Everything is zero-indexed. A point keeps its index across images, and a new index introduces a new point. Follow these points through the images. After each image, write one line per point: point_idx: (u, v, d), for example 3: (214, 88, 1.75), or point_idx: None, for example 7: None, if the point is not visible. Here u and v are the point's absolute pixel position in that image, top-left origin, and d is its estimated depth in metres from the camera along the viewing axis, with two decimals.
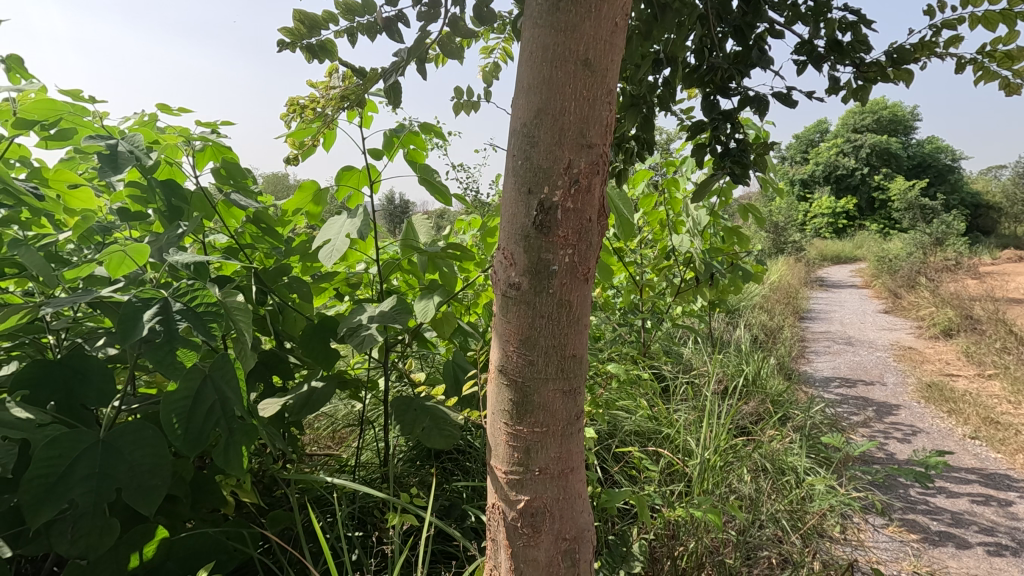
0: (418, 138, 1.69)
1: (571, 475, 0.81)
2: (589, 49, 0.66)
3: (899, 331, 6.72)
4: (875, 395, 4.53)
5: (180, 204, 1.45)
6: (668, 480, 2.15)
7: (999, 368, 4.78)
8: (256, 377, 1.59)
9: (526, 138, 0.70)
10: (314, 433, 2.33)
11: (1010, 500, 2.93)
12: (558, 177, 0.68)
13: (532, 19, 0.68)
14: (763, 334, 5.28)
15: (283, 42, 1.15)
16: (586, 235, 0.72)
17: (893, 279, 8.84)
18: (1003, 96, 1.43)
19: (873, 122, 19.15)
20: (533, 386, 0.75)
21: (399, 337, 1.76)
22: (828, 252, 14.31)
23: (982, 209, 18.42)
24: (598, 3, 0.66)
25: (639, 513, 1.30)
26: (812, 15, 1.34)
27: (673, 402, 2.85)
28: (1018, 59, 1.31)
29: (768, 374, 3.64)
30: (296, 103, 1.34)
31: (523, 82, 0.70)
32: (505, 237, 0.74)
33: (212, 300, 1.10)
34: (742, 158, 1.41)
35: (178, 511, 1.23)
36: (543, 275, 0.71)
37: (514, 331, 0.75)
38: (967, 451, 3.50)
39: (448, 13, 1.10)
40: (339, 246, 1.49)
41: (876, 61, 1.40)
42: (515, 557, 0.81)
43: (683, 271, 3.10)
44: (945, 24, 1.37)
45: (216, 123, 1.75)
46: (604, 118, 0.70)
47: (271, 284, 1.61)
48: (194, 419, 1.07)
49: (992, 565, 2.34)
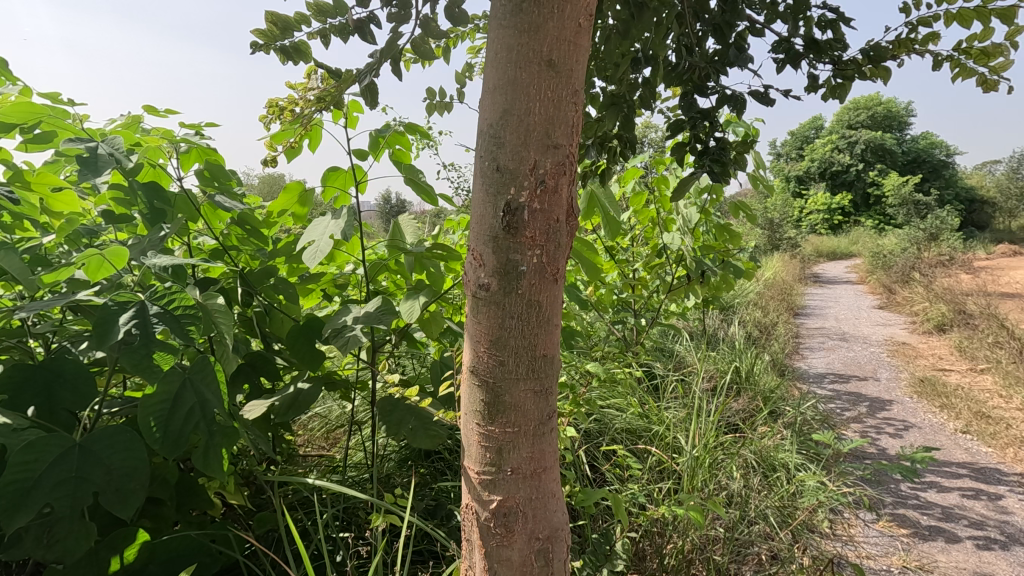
0: (403, 138, 1.69)
1: (544, 474, 0.80)
2: (552, 50, 0.66)
3: (894, 327, 6.75)
4: (868, 390, 4.55)
5: (163, 206, 1.45)
6: (657, 477, 2.16)
7: (991, 363, 4.79)
8: (242, 379, 1.57)
9: (492, 139, 0.70)
10: (307, 433, 2.34)
11: (999, 494, 2.95)
12: (524, 177, 0.68)
13: (496, 21, 0.68)
14: (757, 330, 5.32)
15: (256, 45, 1.14)
16: (554, 235, 0.72)
17: (888, 275, 8.88)
18: (981, 93, 1.42)
19: (867, 118, 19.19)
20: (504, 386, 0.75)
21: (386, 338, 1.77)
22: (824, 249, 14.36)
23: (977, 204, 18.49)
24: (560, 4, 0.66)
25: (619, 512, 1.29)
26: (790, 13, 1.32)
27: (664, 399, 2.88)
28: (995, 56, 1.29)
29: (761, 370, 3.65)
30: (276, 105, 1.36)
31: (489, 83, 0.70)
32: (475, 239, 0.74)
33: (190, 304, 1.09)
34: (721, 157, 1.37)
35: (162, 514, 1.24)
36: (512, 276, 0.72)
37: (484, 331, 0.75)
38: (957, 446, 3.52)
39: (420, 14, 1.09)
40: (323, 247, 1.49)
41: (854, 60, 1.38)
42: (489, 557, 0.81)
43: (674, 269, 3.13)
44: (921, 22, 1.35)
45: (200, 124, 1.75)
46: (570, 119, 0.70)
47: (257, 285, 1.63)
48: (172, 421, 1.06)
49: (981, 559, 2.36)
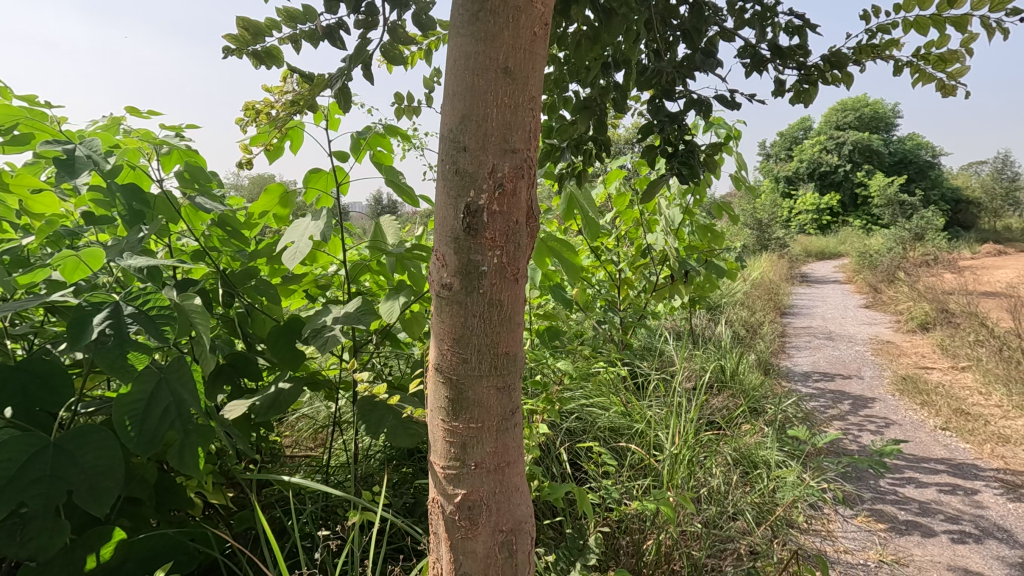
0: (384, 139, 1.71)
1: (507, 468, 0.83)
2: (508, 57, 0.69)
3: (879, 327, 6.84)
4: (852, 389, 4.61)
5: (141, 208, 1.46)
6: (638, 474, 2.19)
7: (971, 360, 4.87)
8: (223, 380, 1.57)
9: (453, 143, 0.72)
10: (294, 434, 2.36)
11: (975, 489, 3.02)
12: (482, 181, 0.71)
13: (455, 28, 0.71)
14: (743, 330, 5.37)
15: (228, 50, 1.15)
16: (514, 237, 0.75)
17: (873, 275, 8.99)
18: (940, 98, 1.45)
19: (854, 119, 19.37)
20: (467, 383, 0.78)
21: (368, 338, 1.80)
22: (813, 249, 14.50)
23: (962, 205, 18.74)
24: (515, 14, 0.68)
25: (584, 506, 1.30)
26: (757, 19, 1.35)
27: (647, 397, 2.91)
28: (951, 62, 1.32)
29: (746, 369, 3.69)
30: (252, 108, 1.38)
31: (449, 89, 0.72)
32: (438, 241, 0.77)
33: (164, 304, 1.10)
34: (690, 159, 1.39)
35: (141, 513, 1.25)
36: (473, 276, 0.74)
37: (448, 330, 0.77)
38: (937, 442, 3.58)
39: (387, 21, 1.11)
40: (302, 248, 1.51)
41: (816, 66, 1.40)
42: (455, 549, 0.83)
43: (659, 270, 3.17)
44: (880, 28, 1.38)
45: (180, 125, 1.76)
46: (527, 123, 0.72)
47: (239, 286, 1.64)
48: (147, 421, 1.07)
49: (955, 552, 2.40)
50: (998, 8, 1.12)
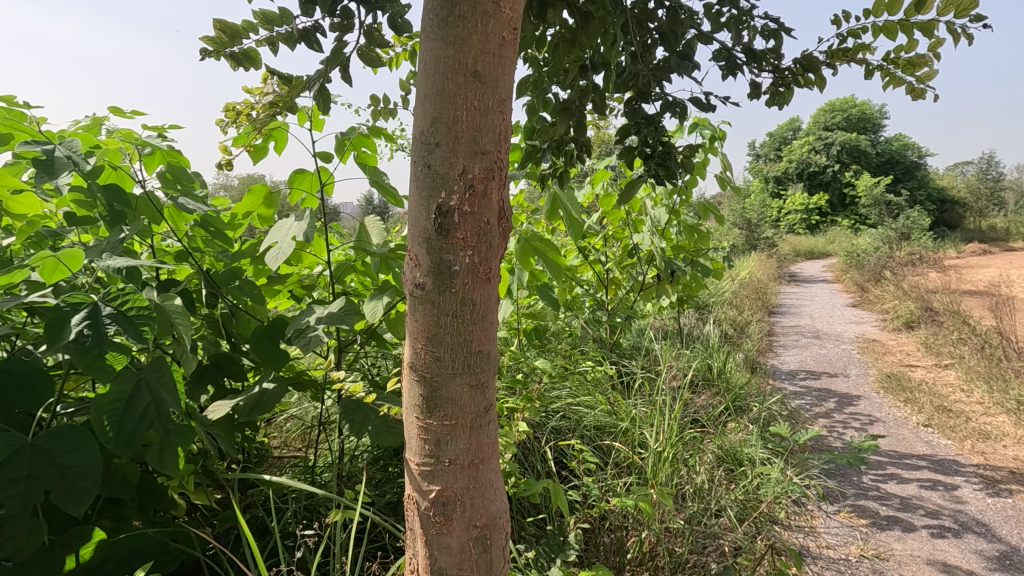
0: (368, 140, 1.72)
1: (482, 465, 0.84)
2: (477, 61, 0.70)
3: (864, 325, 6.93)
4: (837, 387, 4.67)
5: (123, 209, 1.46)
6: (622, 472, 2.21)
7: (953, 358, 4.95)
8: (206, 380, 1.57)
9: (424, 145, 0.73)
10: (283, 435, 2.35)
11: (956, 484, 3.07)
12: (453, 182, 0.72)
13: (426, 32, 0.72)
14: (731, 329, 5.42)
15: (205, 51, 1.15)
16: (486, 237, 0.76)
17: (861, 274, 9.09)
18: (910, 100, 1.48)
19: (842, 120, 19.55)
20: (441, 381, 0.79)
21: (352, 338, 1.80)
22: (801, 248, 14.63)
23: (948, 205, 18.99)
24: (483, 19, 0.70)
25: (558, 502, 1.32)
26: (732, 22, 1.36)
27: (633, 396, 2.93)
28: (920, 66, 1.35)
29: (732, 367, 3.73)
30: (232, 108, 1.38)
31: (420, 92, 0.73)
32: (411, 241, 0.78)
33: (143, 305, 1.11)
34: (667, 160, 1.41)
35: (123, 513, 1.25)
36: (446, 275, 0.75)
37: (422, 329, 0.79)
38: (919, 439, 3.64)
39: (363, 24, 1.12)
40: (286, 248, 1.51)
41: (789, 70, 1.43)
42: (430, 544, 0.84)
43: (646, 269, 3.19)
44: (851, 33, 1.41)
45: (163, 125, 1.76)
46: (497, 126, 0.74)
47: (222, 287, 1.64)
48: (126, 421, 1.07)
49: (934, 547, 2.44)
50: (964, 14, 1.14)
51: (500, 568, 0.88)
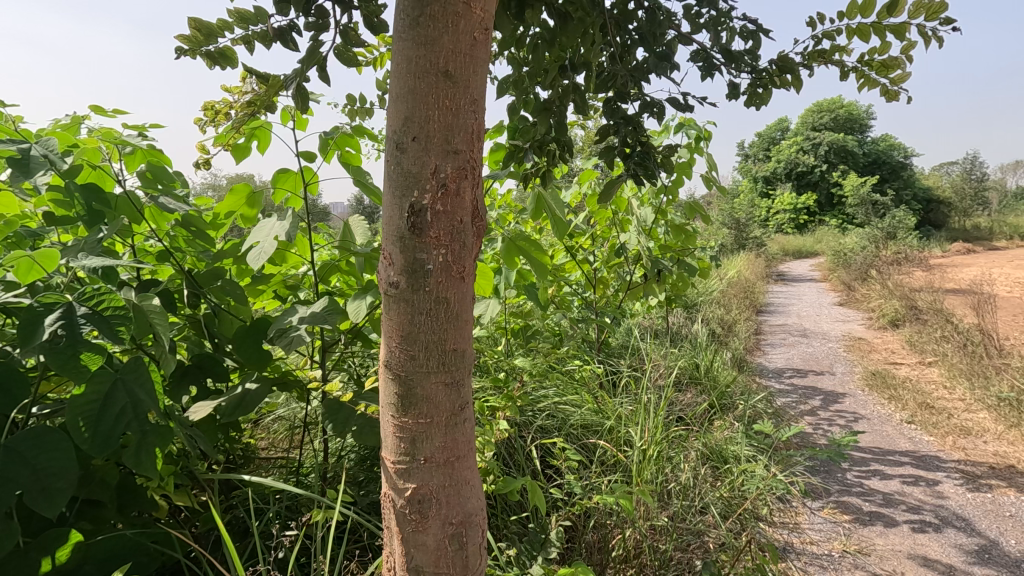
0: (351, 139, 1.72)
1: (457, 462, 0.84)
2: (448, 62, 0.71)
3: (851, 324, 7.00)
4: (823, 385, 4.72)
5: (100, 208, 1.45)
6: (607, 470, 2.23)
7: (937, 355, 5.01)
8: (188, 380, 1.56)
9: (397, 145, 0.74)
10: (270, 436, 2.34)
11: (937, 480, 3.11)
12: (426, 181, 0.73)
13: (397, 33, 0.72)
14: (719, 328, 5.46)
15: (181, 50, 1.15)
16: (459, 236, 0.76)
17: (848, 272, 9.18)
18: (885, 102, 1.50)
19: (829, 120, 19.73)
20: (415, 379, 0.79)
21: (337, 338, 1.79)
22: (790, 248, 14.75)
23: (933, 205, 19.24)
24: (454, 19, 0.70)
25: (535, 500, 1.32)
26: (710, 23, 1.38)
27: (619, 394, 2.95)
28: (893, 68, 1.37)
29: (719, 365, 3.75)
30: (212, 108, 1.38)
31: (393, 91, 0.74)
32: (385, 240, 0.78)
33: (119, 305, 1.12)
34: (646, 160, 1.42)
35: (103, 515, 1.25)
36: (419, 274, 0.75)
37: (396, 327, 0.79)
38: (902, 436, 3.68)
39: (339, 24, 1.12)
40: (268, 248, 1.51)
41: (766, 71, 1.44)
42: (406, 542, 0.85)
43: (633, 268, 3.21)
44: (826, 35, 1.42)
45: (144, 125, 1.75)
46: (469, 125, 0.74)
47: (205, 287, 1.63)
48: (102, 421, 1.06)
49: (915, 541, 2.48)
50: (933, 17, 1.17)
51: (476, 565, 0.89)
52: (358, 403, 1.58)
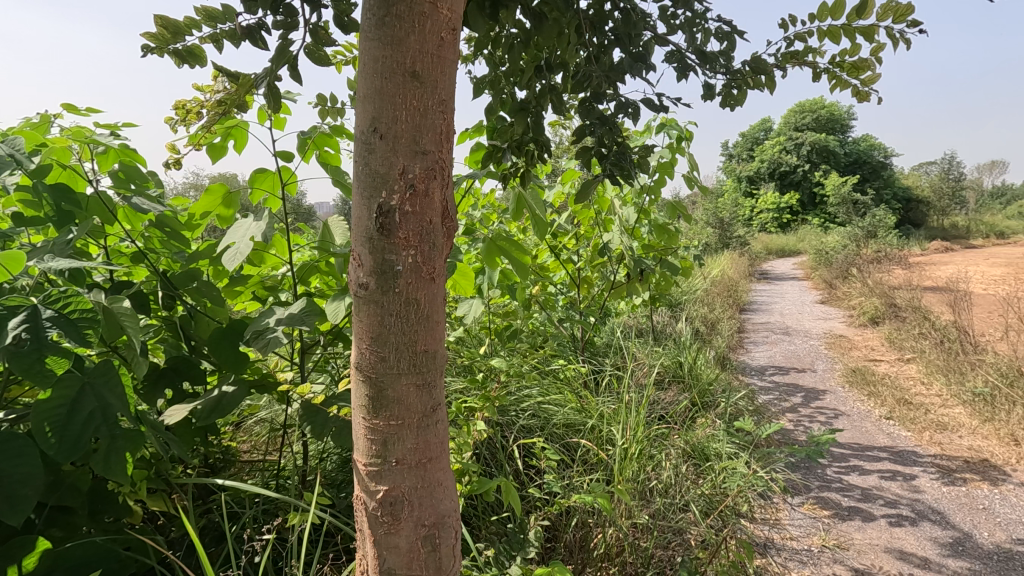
0: (329, 139, 1.70)
1: (430, 464, 0.84)
2: (415, 62, 0.70)
3: (832, 321, 7.11)
4: (805, 382, 4.78)
5: (70, 208, 1.42)
6: (589, 469, 2.23)
7: (915, 352, 5.11)
8: (164, 384, 1.53)
9: (365, 146, 0.73)
10: (251, 438, 2.31)
11: (914, 474, 3.17)
12: (394, 182, 0.72)
13: (364, 33, 0.72)
14: (703, 327, 5.51)
15: (147, 48, 1.13)
16: (429, 237, 0.76)
17: (830, 271, 9.32)
18: (856, 103, 1.52)
19: (811, 120, 19.98)
20: (386, 380, 0.79)
21: (316, 339, 1.77)
22: (773, 247, 14.93)
23: (913, 204, 19.59)
24: (421, 19, 0.70)
25: (510, 500, 1.32)
26: (686, 23, 1.38)
27: (601, 393, 2.96)
28: (863, 69, 1.39)
29: (702, 363, 3.78)
30: (183, 107, 1.36)
31: (361, 91, 0.73)
32: (353, 242, 0.78)
33: (85, 308, 1.11)
34: (622, 161, 1.42)
35: (74, 522, 1.22)
36: (389, 275, 0.75)
37: (366, 328, 0.78)
38: (881, 431, 3.74)
39: (308, 22, 1.11)
40: (243, 249, 1.48)
41: (740, 72, 1.46)
42: (378, 544, 0.84)
43: (616, 268, 3.21)
44: (798, 36, 1.44)
45: (116, 124, 1.71)
46: (437, 126, 0.74)
47: (179, 288, 1.59)
48: (70, 426, 1.04)
49: (892, 535, 2.52)
50: (901, 19, 1.19)
51: (450, 566, 0.89)
52: (334, 404, 1.57)
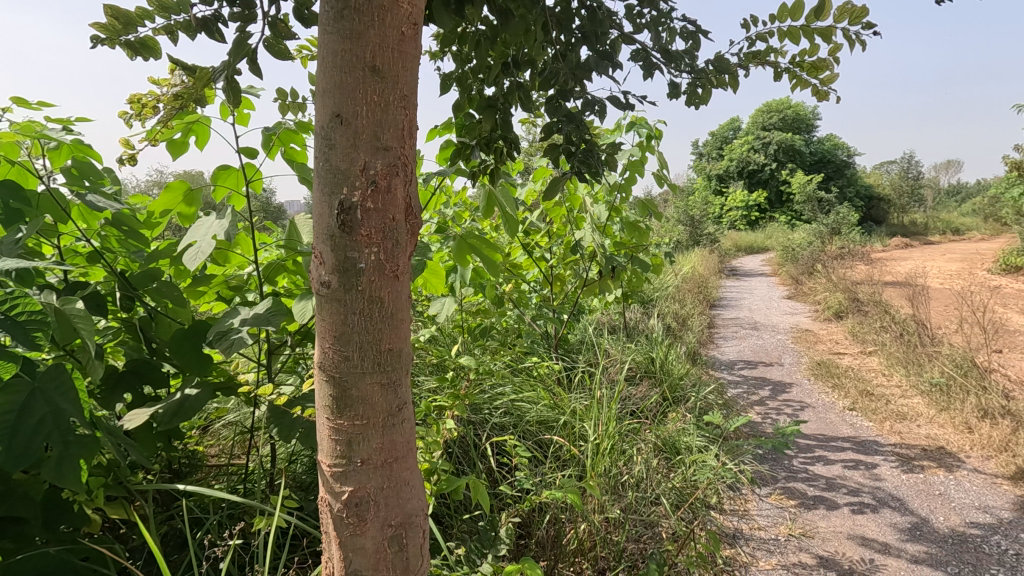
0: (295, 135, 1.67)
1: (396, 463, 0.83)
2: (375, 56, 0.69)
3: (798, 316, 7.30)
4: (772, 375, 4.90)
5: (20, 206, 1.35)
6: (561, 465, 2.25)
7: (876, 345, 5.28)
8: (123, 388, 1.48)
9: (325, 141, 0.72)
10: (218, 442, 2.25)
11: (876, 463, 3.27)
12: (355, 178, 0.71)
13: (322, 26, 0.70)
14: (674, 322, 5.60)
15: (97, 38, 1.08)
16: (391, 234, 0.75)
17: (796, 267, 9.57)
18: (815, 102, 1.56)
19: (778, 120, 20.45)
20: (350, 380, 0.78)
21: (282, 340, 1.73)
22: (742, 244, 15.25)
23: (874, 202, 20.24)
24: (380, 13, 0.69)
25: (480, 498, 1.32)
26: (651, 22, 1.40)
27: (574, 390, 2.98)
28: (822, 69, 1.43)
29: (673, 358, 3.84)
30: (138, 100, 1.31)
31: (320, 85, 0.72)
32: (315, 239, 0.76)
33: (35, 308, 1.06)
34: (589, 158, 1.43)
35: (27, 532, 1.16)
36: (351, 272, 0.74)
37: (329, 328, 0.77)
38: (845, 422, 3.86)
39: (267, 14, 1.09)
40: (205, 248, 1.44)
41: (704, 71, 1.48)
42: (344, 546, 0.83)
43: (588, 266, 3.24)
44: (759, 36, 1.46)
45: (69, 118, 1.65)
46: (399, 122, 0.73)
47: (138, 289, 1.53)
48: (18, 434, 0.99)
49: (854, 522, 2.60)
50: (856, 21, 1.22)
51: (418, 566, 0.88)
52: (301, 406, 1.54)
